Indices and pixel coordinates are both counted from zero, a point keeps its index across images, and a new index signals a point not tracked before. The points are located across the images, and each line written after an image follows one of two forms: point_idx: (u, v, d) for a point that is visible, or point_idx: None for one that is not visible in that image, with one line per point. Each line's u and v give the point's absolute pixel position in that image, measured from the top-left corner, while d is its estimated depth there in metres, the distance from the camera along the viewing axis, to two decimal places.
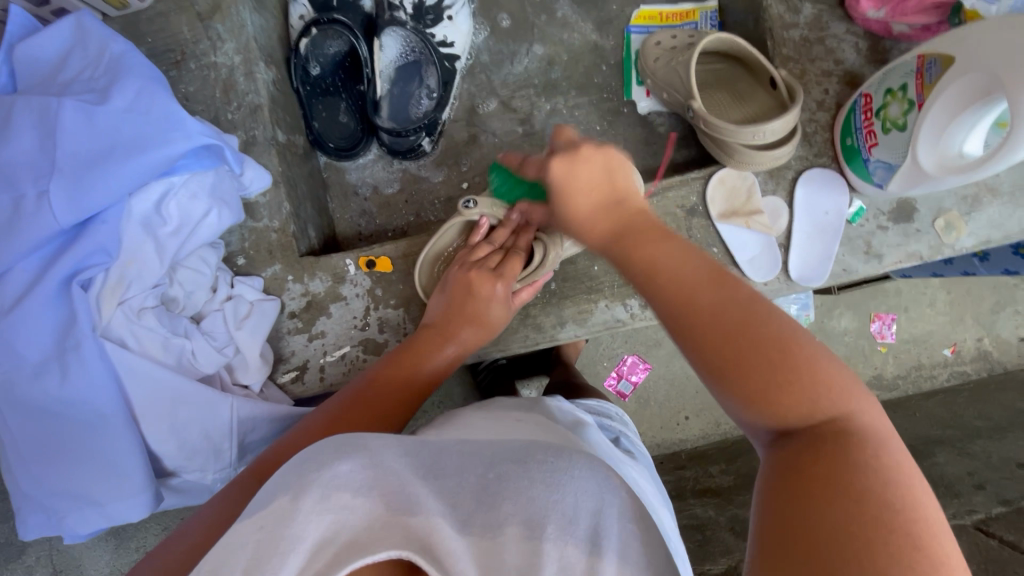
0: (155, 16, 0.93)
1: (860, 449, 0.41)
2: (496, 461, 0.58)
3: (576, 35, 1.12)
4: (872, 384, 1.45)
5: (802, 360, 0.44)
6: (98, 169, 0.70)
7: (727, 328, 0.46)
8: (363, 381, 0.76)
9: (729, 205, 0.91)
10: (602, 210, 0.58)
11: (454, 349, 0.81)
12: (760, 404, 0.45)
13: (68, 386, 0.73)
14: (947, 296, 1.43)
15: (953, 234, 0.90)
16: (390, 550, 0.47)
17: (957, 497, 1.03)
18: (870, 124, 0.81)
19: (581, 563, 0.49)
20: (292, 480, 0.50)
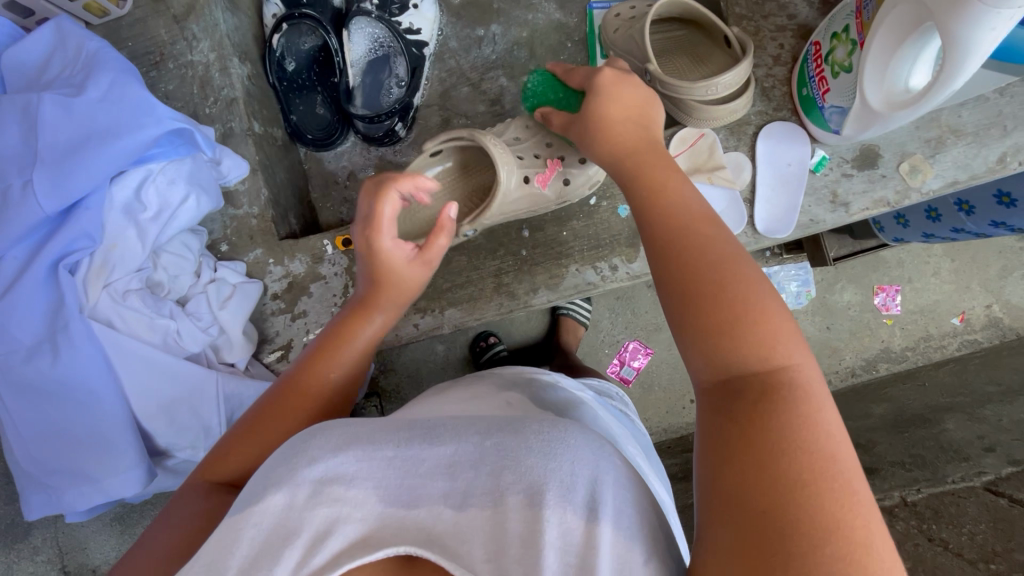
0: (135, 21, 0.99)
1: (800, 403, 0.43)
2: (491, 432, 0.54)
3: (541, 16, 1.15)
4: (880, 357, 1.44)
5: (757, 303, 0.47)
6: (77, 157, 0.74)
7: (693, 259, 0.51)
8: (280, 385, 0.67)
9: (692, 162, 0.92)
10: (630, 124, 0.68)
11: (379, 317, 0.72)
12: (705, 352, 0.47)
13: (59, 366, 0.77)
14: (952, 264, 1.42)
15: (920, 177, 0.90)
16: (389, 548, 0.45)
17: (967, 460, 0.99)
18: (821, 71, 0.83)
19: (579, 532, 0.46)
20: (280, 475, 0.50)
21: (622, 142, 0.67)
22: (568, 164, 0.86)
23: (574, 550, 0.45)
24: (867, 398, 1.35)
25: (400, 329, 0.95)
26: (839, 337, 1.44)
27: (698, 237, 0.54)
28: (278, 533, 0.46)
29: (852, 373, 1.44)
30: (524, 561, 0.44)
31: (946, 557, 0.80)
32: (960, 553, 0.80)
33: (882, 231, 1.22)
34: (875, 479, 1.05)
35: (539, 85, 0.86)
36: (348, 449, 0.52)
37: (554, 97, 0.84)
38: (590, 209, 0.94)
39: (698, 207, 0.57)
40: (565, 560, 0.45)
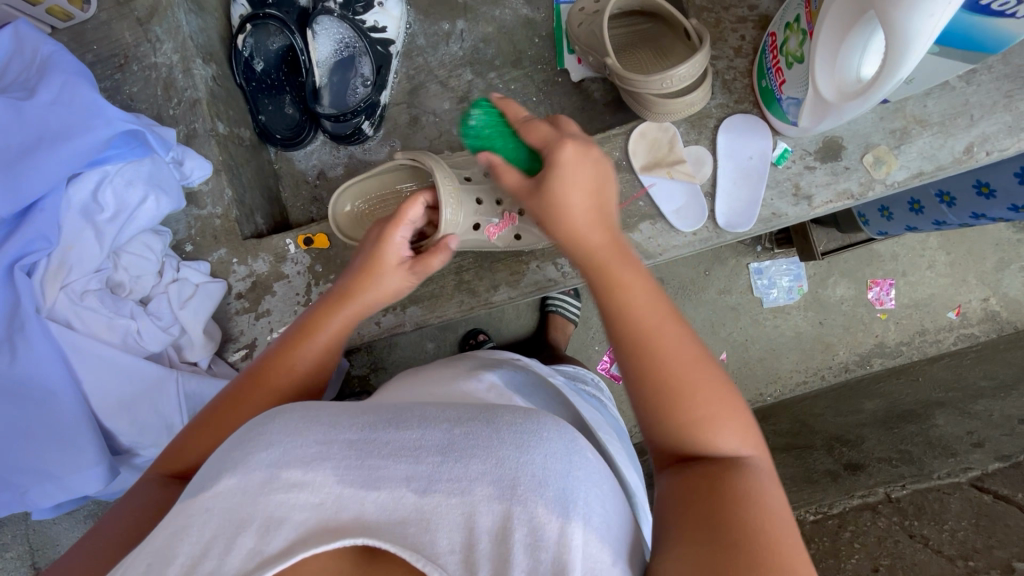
0: (99, 24, 1.00)
1: (758, 483, 0.48)
2: (464, 419, 0.52)
3: (508, 11, 1.14)
4: (874, 353, 1.41)
5: (716, 398, 0.53)
6: (29, 159, 0.75)
7: (656, 353, 0.54)
8: (248, 375, 0.65)
9: (652, 156, 0.92)
10: (594, 217, 0.63)
11: (341, 320, 0.68)
12: (671, 436, 0.53)
13: (17, 365, 0.78)
14: (947, 257, 1.39)
15: (883, 169, 0.88)
16: (350, 537, 0.44)
17: (954, 456, 1.00)
18: (777, 62, 0.82)
19: (552, 529, 0.43)
20: (235, 458, 0.48)
21: (588, 238, 0.62)
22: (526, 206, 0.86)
23: (546, 549, 0.43)
24: (863, 394, 1.31)
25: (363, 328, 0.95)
26: (832, 332, 1.42)
27: (659, 329, 0.56)
28: (230, 519, 0.45)
29: (845, 369, 1.41)
30: (496, 560, 0.43)
31: (924, 554, 0.79)
32: (939, 550, 0.79)
33: (866, 226, 1.15)
34: (861, 475, 1.03)
35: (485, 123, 0.78)
36: (307, 433, 0.50)
37: (501, 143, 0.77)
38: None
39: (659, 298, 0.58)
40: (535, 557, 0.43)
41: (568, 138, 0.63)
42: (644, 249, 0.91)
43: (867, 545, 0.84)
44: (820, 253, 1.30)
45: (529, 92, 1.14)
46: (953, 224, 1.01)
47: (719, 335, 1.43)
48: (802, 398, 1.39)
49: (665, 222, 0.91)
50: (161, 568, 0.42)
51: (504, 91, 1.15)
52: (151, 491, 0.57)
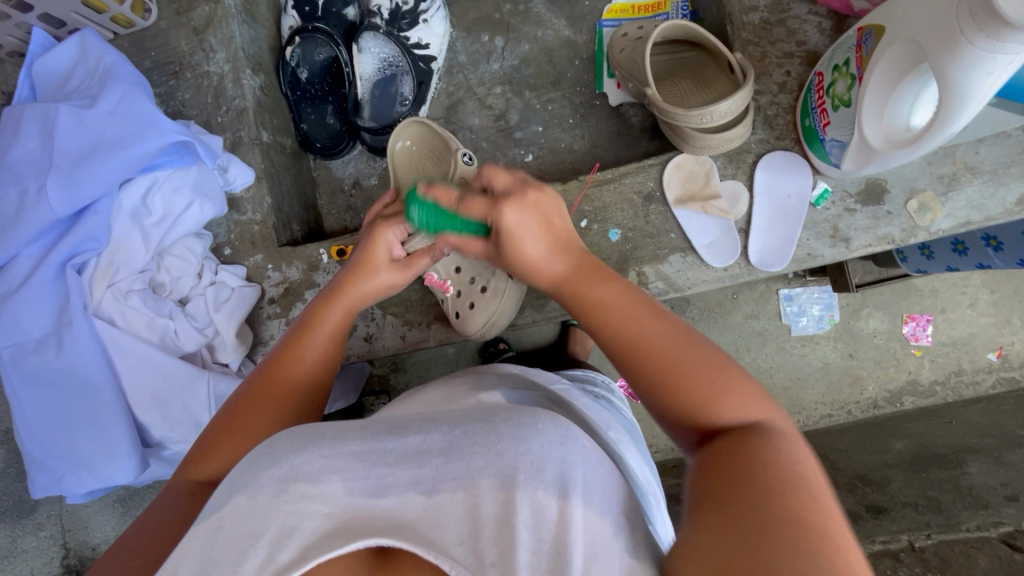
0: (158, 32, 1.04)
1: (770, 448, 0.45)
2: (462, 421, 0.53)
3: (550, 32, 1.15)
4: (905, 390, 1.36)
5: (707, 373, 0.52)
6: (85, 165, 0.79)
7: (653, 348, 0.56)
8: (256, 378, 0.67)
9: (687, 190, 0.90)
10: (555, 253, 0.68)
11: (340, 306, 0.75)
12: (679, 413, 0.52)
13: (62, 357, 0.82)
14: (991, 296, 1.34)
15: (928, 216, 0.85)
16: (367, 540, 0.43)
17: (984, 509, 0.97)
18: (822, 103, 0.80)
19: (552, 509, 0.45)
20: (246, 475, 0.47)
21: (553, 270, 0.68)
22: (469, 293, 0.90)
23: (548, 528, 0.44)
24: (887, 431, 1.27)
25: (388, 338, 0.97)
26: (862, 366, 1.37)
27: (651, 325, 0.58)
28: (238, 536, 0.43)
29: (874, 405, 1.37)
30: (500, 544, 0.43)
31: None
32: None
33: (903, 262, 1.15)
34: (884, 520, 1.01)
35: (427, 217, 0.71)
36: (314, 447, 0.50)
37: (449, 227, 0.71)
38: (580, 231, 0.93)
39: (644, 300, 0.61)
40: (539, 536, 0.44)
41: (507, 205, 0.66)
42: (673, 281, 0.90)
43: None
44: (855, 285, 1.27)
45: (565, 114, 1.14)
46: (996, 267, 1.00)
47: (743, 361, 1.41)
48: (828, 431, 1.35)
49: (696, 255, 0.90)
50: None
51: (540, 111, 1.15)
52: (178, 502, 0.56)
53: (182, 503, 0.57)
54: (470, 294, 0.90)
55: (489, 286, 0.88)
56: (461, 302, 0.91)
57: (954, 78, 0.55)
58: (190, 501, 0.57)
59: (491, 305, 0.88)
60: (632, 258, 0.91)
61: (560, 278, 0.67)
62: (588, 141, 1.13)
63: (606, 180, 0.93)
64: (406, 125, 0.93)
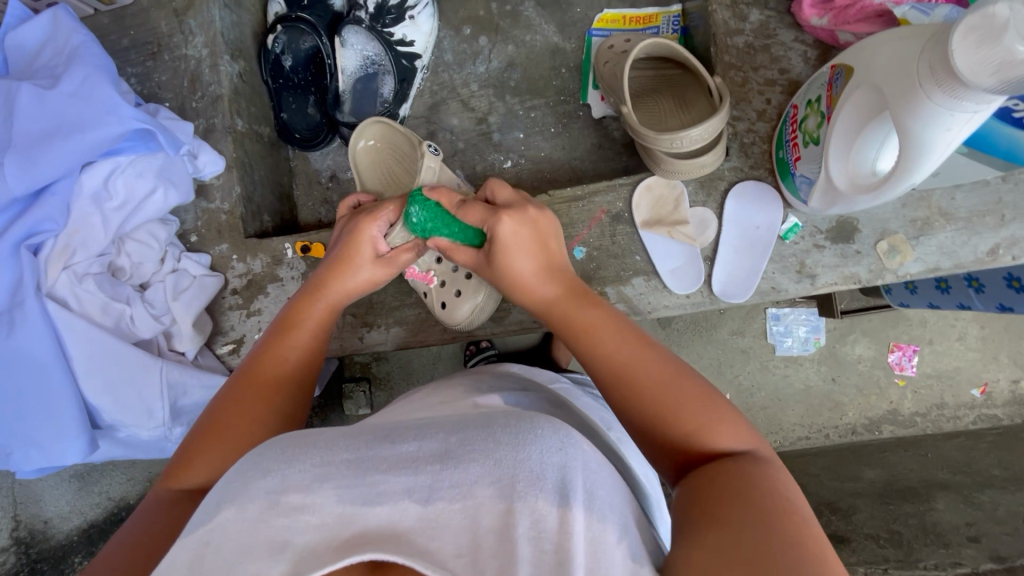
0: (139, 11, 1.03)
1: (765, 473, 0.48)
2: (459, 427, 0.50)
3: (539, 37, 1.13)
4: (885, 419, 1.33)
5: (699, 403, 0.54)
6: (44, 146, 0.78)
7: (648, 376, 0.57)
8: (239, 378, 0.66)
9: (654, 213, 0.89)
10: (546, 276, 0.69)
11: (324, 305, 0.74)
12: (675, 442, 0.54)
13: (13, 337, 0.82)
14: (980, 331, 1.31)
15: (897, 259, 0.83)
16: (363, 554, 0.40)
17: (944, 547, 1.00)
18: (795, 137, 0.78)
19: (552, 518, 0.43)
20: (235, 489, 0.45)
21: (543, 293, 0.68)
22: (454, 282, 0.89)
23: (549, 539, 0.42)
24: (862, 460, 1.26)
25: (346, 339, 0.97)
26: (844, 392, 1.35)
27: (646, 352, 0.59)
28: (232, 549, 0.42)
29: (853, 432, 1.34)
30: (500, 557, 0.41)
31: None
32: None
33: (886, 292, 1.12)
34: (843, 549, 1.04)
35: (426, 217, 0.76)
36: (300, 459, 0.47)
37: (445, 230, 0.76)
38: None
39: (637, 326, 0.63)
40: (540, 547, 0.42)
41: (504, 213, 0.68)
42: (634, 304, 0.89)
43: None
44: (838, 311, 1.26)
45: (548, 123, 1.12)
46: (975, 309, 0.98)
47: (725, 376, 1.39)
48: (803, 454, 1.32)
49: (659, 280, 0.88)
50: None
51: (523, 117, 1.13)
52: (162, 510, 0.55)
53: (166, 510, 0.55)
54: (455, 282, 0.88)
55: (473, 274, 0.87)
56: (445, 292, 0.89)
57: (907, 124, 0.54)
58: (176, 505, 0.55)
59: (481, 287, 0.87)
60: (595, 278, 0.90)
61: (551, 299, 0.68)
62: (568, 152, 1.11)
63: (576, 198, 0.92)
64: (367, 124, 0.91)
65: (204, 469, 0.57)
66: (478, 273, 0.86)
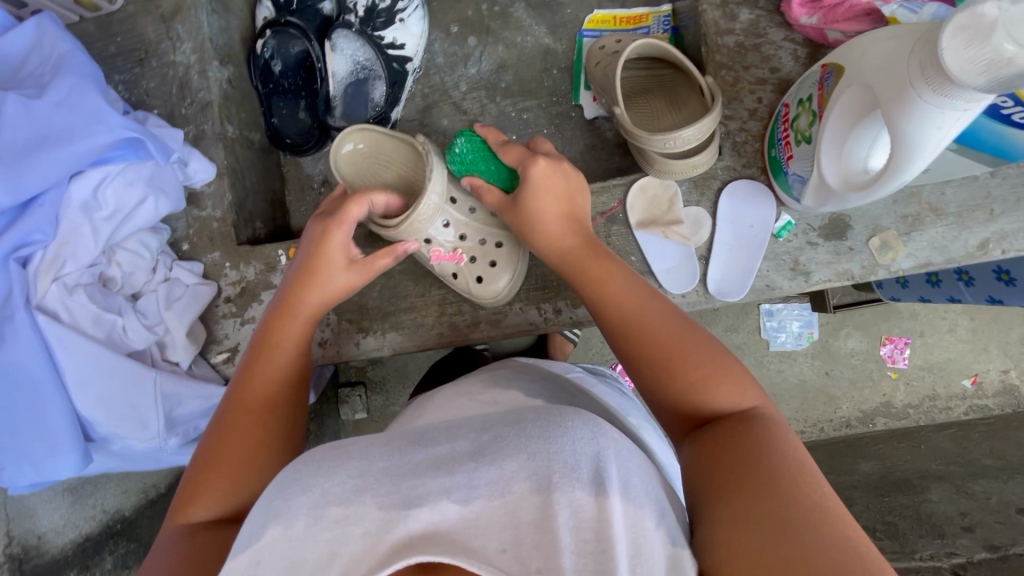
0: (126, 17, 1.02)
1: (769, 433, 0.51)
2: (489, 425, 0.49)
3: (530, 39, 1.13)
4: (878, 411, 1.34)
5: (709, 362, 0.56)
6: (32, 156, 0.77)
7: (658, 339, 0.59)
8: (224, 408, 0.65)
9: (648, 213, 0.89)
10: (564, 220, 0.73)
11: (301, 323, 0.72)
12: (678, 403, 0.56)
13: (3, 352, 0.79)
14: (970, 322, 1.32)
15: (889, 255, 0.84)
16: (424, 556, 0.40)
17: (940, 538, 1.00)
18: (787, 136, 0.78)
19: (590, 507, 0.42)
20: (277, 505, 0.44)
21: (563, 240, 0.72)
22: (484, 254, 0.89)
23: (588, 527, 0.42)
24: (857, 453, 1.27)
25: (343, 345, 0.96)
26: (838, 384, 1.35)
27: (650, 316, 0.61)
28: (286, 564, 0.42)
29: (846, 425, 1.35)
30: (543, 547, 0.41)
31: None
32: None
33: (878, 288, 1.13)
34: None
35: (467, 150, 0.84)
36: (335, 471, 0.46)
37: (482, 169, 0.83)
38: None
39: (643, 287, 0.65)
40: (581, 537, 0.42)
41: (539, 156, 0.74)
42: None
43: None
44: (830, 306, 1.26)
45: (541, 124, 1.12)
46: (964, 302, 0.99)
47: None
48: None
49: (655, 280, 0.88)
50: None
51: (516, 119, 1.13)
52: (181, 544, 0.56)
53: (186, 544, 0.55)
54: (487, 255, 0.89)
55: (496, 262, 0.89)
56: (477, 266, 0.89)
57: (903, 126, 0.54)
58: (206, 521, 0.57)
59: (515, 257, 0.89)
60: None
61: (566, 248, 0.71)
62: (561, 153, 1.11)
63: None
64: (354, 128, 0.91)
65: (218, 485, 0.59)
66: (507, 241, 0.89)
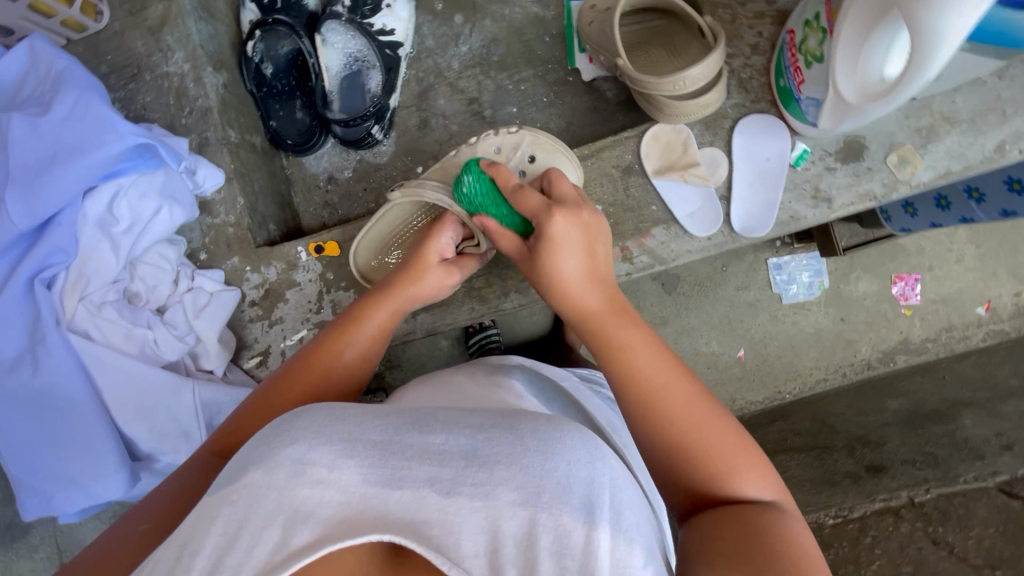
0: (114, 35, 1.00)
1: (787, 525, 0.49)
2: (489, 423, 0.49)
3: (518, 10, 1.12)
4: (898, 349, 1.26)
5: (731, 445, 0.54)
6: (44, 175, 0.77)
7: (682, 426, 0.55)
8: (298, 360, 0.67)
9: (664, 160, 0.89)
10: (592, 283, 0.65)
11: (387, 310, 0.71)
12: (686, 484, 0.54)
13: (39, 375, 0.80)
14: (977, 251, 1.25)
15: (908, 170, 0.84)
16: (373, 534, 0.42)
17: (981, 459, 0.94)
18: (796, 61, 0.79)
19: (577, 534, 0.42)
20: (263, 453, 0.45)
21: (586, 301, 0.64)
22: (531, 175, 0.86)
23: (572, 555, 0.42)
24: (884, 393, 1.20)
25: None
26: (854, 329, 1.27)
27: (677, 404, 0.56)
28: (254, 516, 0.43)
29: (868, 367, 1.27)
30: (522, 568, 0.42)
31: None
32: (965, 558, 0.81)
33: (886, 223, 1.05)
34: (883, 478, 0.97)
35: (477, 190, 0.74)
36: (331, 430, 0.47)
37: (494, 211, 0.73)
38: None
39: (667, 357, 0.59)
40: (562, 565, 0.42)
41: (558, 212, 0.65)
42: (657, 254, 0.89)
43: None
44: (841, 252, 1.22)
45: (539, 93, 1.12)
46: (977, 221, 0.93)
47: (736, 332, 1.30)
48: (825, 396, 1.25)
49: (679, 226, 0.89)
50: (185, 565, 0.41)
51: (514, 92, 1.13)
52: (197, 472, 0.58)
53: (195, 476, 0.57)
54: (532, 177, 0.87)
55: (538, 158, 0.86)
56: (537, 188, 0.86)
57: (919, 19, 0.54)
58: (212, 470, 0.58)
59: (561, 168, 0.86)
60: (615, 234, 0.90)
61: (587, 313, 0.64)
62: (563, 119, 1.11)
63: (584, 157, 0.92)
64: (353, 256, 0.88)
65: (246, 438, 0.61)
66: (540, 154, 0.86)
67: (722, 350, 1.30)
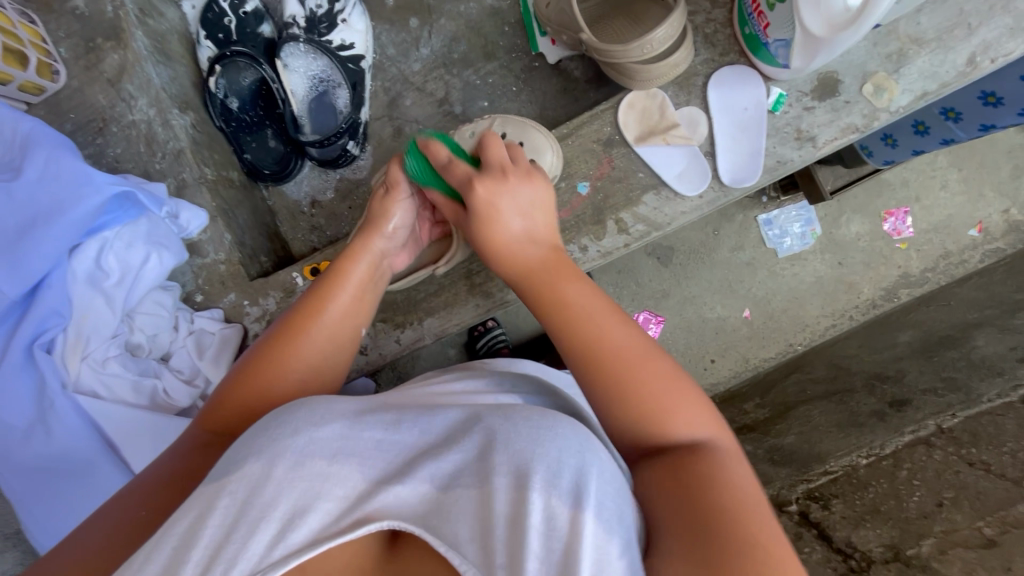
0: (72, 92, 0.98)
1: (725, 472, 0.47)
2: (484, 414, 0.50)
3: (472, 5, 1.12)
4: (900, 284, 1.26)
5: (676, 390, 0.52)
6: (29, 239, 0.76)
7: (623, 364, 0.53)
8: (280, 326, 0.66)
9: (644, 126, 0.89)
10: (529, 241, 0.65)
11: (363, 264, 0.72)
12: (637, 434, 0.52)
13: (55, 442, 0.79)
14: (959, 174, 1.25)
15: (886, 96, 0.84)
16: (374, 524, 0.42)
17: (1000, 375, 0.93)
18: (758, 8, 0.79)
19: (564, 517, 0.40)
20: (261, 443, 0.46)
21: (526, 257, 0.64)
22: None
23: (559, 538, 0.39)
24: (892, 328, 1.19)
25: (383, 347, 0.95)
26: (854, 272, 1.27)
27: (615, 339, 0.55)
28: (254, 506, 0.42)
29: (873, 306, 1.27)
30: (510, 548, 0.39)
31: (988, 482, 0.75)
32: (1003, 473, 0.75)
33: (869, 159, 1.04)
34: (908, 411, 0.94)
35: (417, 171, 0.74)
36: (334, 420, 0.48)
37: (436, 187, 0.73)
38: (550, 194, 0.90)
39: (607, 305, 0.58)
40: (548, 546, 0.39)
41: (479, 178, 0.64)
42: (652, 221, 0.89)
43: (926, 480, 0.79)
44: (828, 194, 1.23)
45: (508, 83, 1.12)
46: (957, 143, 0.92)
47: (738, 293, 1.30)
48: (834, 341, 1.25)
49: (669, 189, 0.88)
50: (185, 554, 0.40)
51: (482, 86, 1.13)
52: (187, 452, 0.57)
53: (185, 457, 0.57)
54: None
55: (526, 142, 0.88)
56: None
57: None
58: (200, 453, 0.57)
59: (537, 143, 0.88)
60: (607, 207, 0.90)
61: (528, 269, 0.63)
62: (535, 105, 1.11)
63: (564, 137, 0.91)
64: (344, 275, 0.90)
65: (230, 419, 0.60)
66: (511, 130, 0.90)
67: (726, 313, 1.31)
